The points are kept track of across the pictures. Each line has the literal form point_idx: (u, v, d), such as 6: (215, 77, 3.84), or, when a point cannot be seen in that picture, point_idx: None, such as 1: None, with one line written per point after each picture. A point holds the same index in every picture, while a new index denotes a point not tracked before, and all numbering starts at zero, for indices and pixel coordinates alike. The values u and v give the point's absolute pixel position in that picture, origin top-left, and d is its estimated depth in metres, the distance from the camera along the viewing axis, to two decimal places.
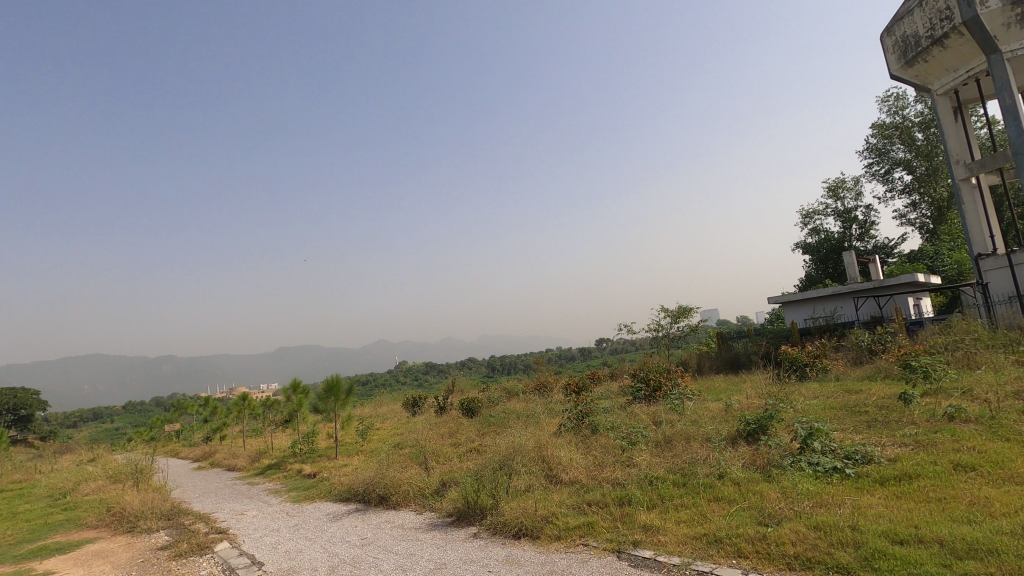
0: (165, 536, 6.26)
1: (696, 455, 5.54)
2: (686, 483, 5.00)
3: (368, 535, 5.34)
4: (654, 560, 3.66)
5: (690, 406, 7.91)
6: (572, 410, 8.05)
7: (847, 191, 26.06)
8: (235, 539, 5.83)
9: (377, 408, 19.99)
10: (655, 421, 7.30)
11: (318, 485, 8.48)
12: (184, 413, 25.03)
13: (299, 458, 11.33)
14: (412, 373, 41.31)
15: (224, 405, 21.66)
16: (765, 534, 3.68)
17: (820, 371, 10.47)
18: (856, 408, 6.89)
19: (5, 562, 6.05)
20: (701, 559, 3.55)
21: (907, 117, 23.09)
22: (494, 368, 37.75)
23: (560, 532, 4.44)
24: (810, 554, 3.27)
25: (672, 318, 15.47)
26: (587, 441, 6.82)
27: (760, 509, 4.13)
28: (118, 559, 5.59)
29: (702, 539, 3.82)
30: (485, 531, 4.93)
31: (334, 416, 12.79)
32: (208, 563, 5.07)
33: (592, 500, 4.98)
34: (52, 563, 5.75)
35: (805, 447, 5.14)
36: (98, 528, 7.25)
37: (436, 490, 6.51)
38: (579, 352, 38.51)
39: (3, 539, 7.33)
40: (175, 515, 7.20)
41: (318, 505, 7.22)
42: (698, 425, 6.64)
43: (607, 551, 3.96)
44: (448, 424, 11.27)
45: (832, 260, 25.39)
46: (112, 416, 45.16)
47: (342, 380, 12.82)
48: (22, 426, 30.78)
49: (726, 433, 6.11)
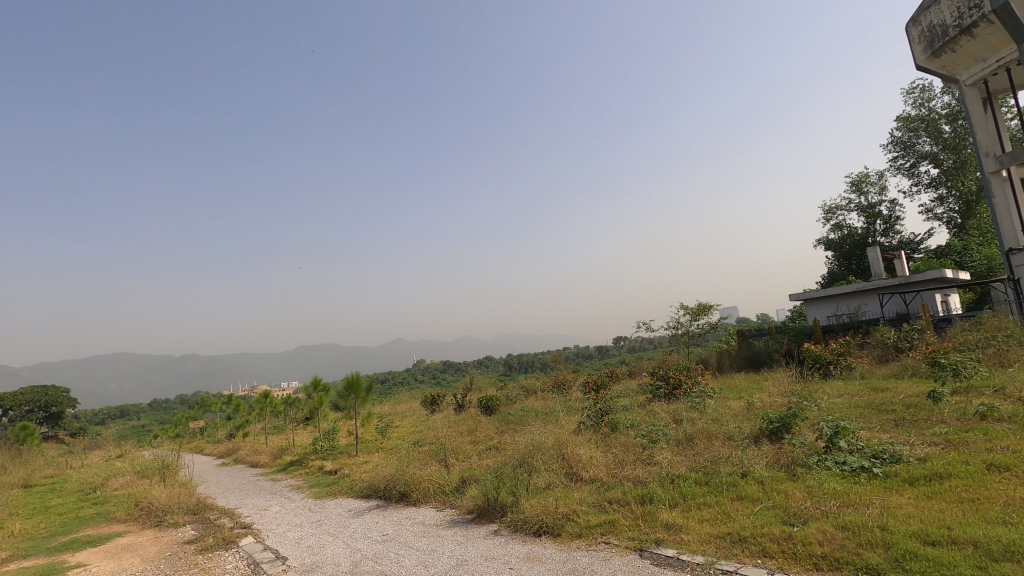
0: (191, 531, 6.39)
1: (718, 454, 5.47)
2: (708, 481, 4.95)
3: (389, 531, 5.39)
4: (678, 558, 3.62)
5: (711, 404, 7.82)
6: (592, 408, 8.01)
7: (872, 186, 25.54)
8: (259, 534, 5.91)
9: (396, 406, 20.12)
10: (676, 420, 7.22)
11: (339, 481, 8.59)
12: (207, 411, 25.47)
13: (320, 455, 11.48)
14: (430, 371, 41.50)
15: (247, 403, 21.99)
16: (791, 534, 3.62)
17: (844, 369, 10.27)
18: (883, 407, 6.75)
19: (38, 555, 6.22)
20: (725, 559, 3.51)
21: (934, 110, 22.52)
22: (512, 366, 37.70)
23: (582, 530, 4.42)
24: (839, 554, 3.21)
25: (692, 315, 15.27)
26: (606, 439, 6.77)
27: (785, 509, 4.06)
28: (146, 553, 5.72)
29: (727, 539, 3.77)
30: (505, 528, 4.94)
31: (355, 414, 12.92)
32: (233, 557, 5.15)
33: (613, 498, 4.95)
34: (83, 556, 5.90)
35: (831, 445, 5.05)
36: (127, 522, 7.43)
37: (457, 488, 6.53)
38: (598, 349, 38.33)
39: (36, 532, 7.54)
40: (201, 510, 7.34)
41: (340, 502, 7.28)
42: (720, 423, 6.56)
43: (629, 549, 3.93)
44: (467, 422, 11.31)
45: (856, 256, 24.90)
46: (138, 414, 46.02)
47: (362, 378, 12.89)
48: (53, 423, 31.59)
49: (748, 432, 6.03)
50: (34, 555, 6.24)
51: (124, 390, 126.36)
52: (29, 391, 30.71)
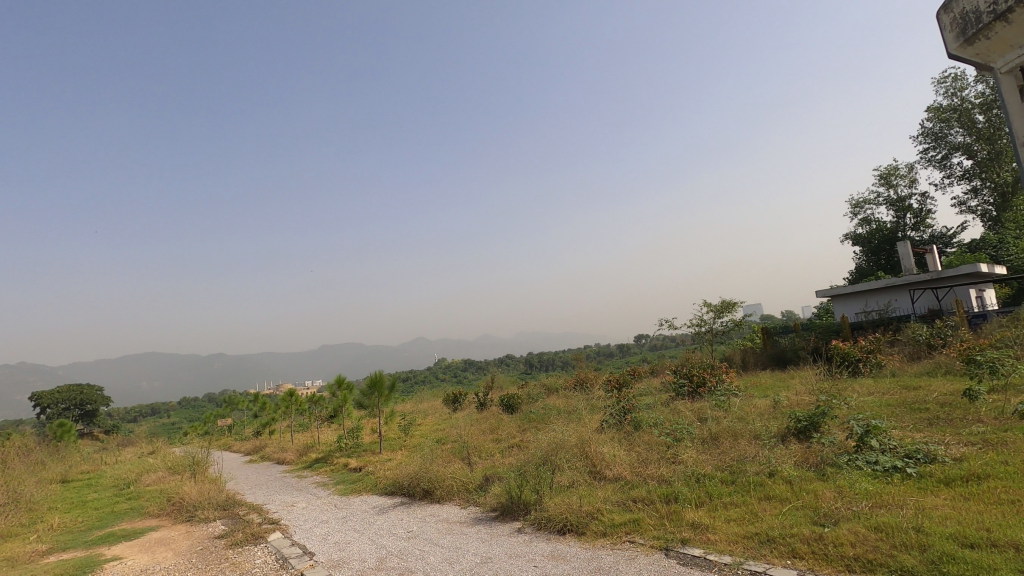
0: (221, 526, 6.53)
1: (744, 453, 5.39)
2: (735, 480, 4.88)
3: (413, 528, 5.43)
4: (705, 558, 3.58)
5: (736, 402, 7.70)
6: (614, 406, 7.97)
7: (901, 178, 24.88)
8: (286, 529, 6.01)
9: (418, 404, 20.29)
10: (700, 418, 7.13)
11: (364, 478, 8.69)
12: (234, 409, 26.02)
13: (345, 452, 11.63)
14: (452, 369, 41.77)
15: (273, 401, 22.39)
16: (821, 534, 3.55)
17: (874, 367, 10.03)
18: (916, 405, 6.58)
19: (76, 548, 6.44)
20: (754, 559, 3.46)
21: (966, 99, 21.82)
22: (533, 364, 37.73)
23: (606, 529, 4.40)
24: (872, 556, 3.14)
25: (715, 313, 15.06)
26: (630, 438, 6.71)
27: (815, 509, 3.98)
28: (179, 547, 5.86)
29: (754, 539, 3.71)
30: (529, 526, 4.94)
31: (378, 412, 13.05)
32: (262, 552, 5.25)
33: (637, 497, 4.92)
34: (119, 549, 6.08)
35: (862, 445, 4.93)
36: (159, 517, 7.63)
37: (480, 486, 6.55)
38: (619, 347, 38.12)
39: (74, 525, 7.79)
40: (230, 506, 7.50)
41: (364, 498, 7.38)
42: (746, 421, 6.46)
43: (655, 548, 3.90)
44: (489, 420, 11.37)
45: (885, 251, 24.29)
46: (169, 411, 47.34)
47: (385, 376, 13.00)
48: (88, 420, 32.65)
49: (775, 431, 5.92)
50: (72, 548, 6.45)
51: (155, 388, 129.88)
52: (66, 389, 31.73)
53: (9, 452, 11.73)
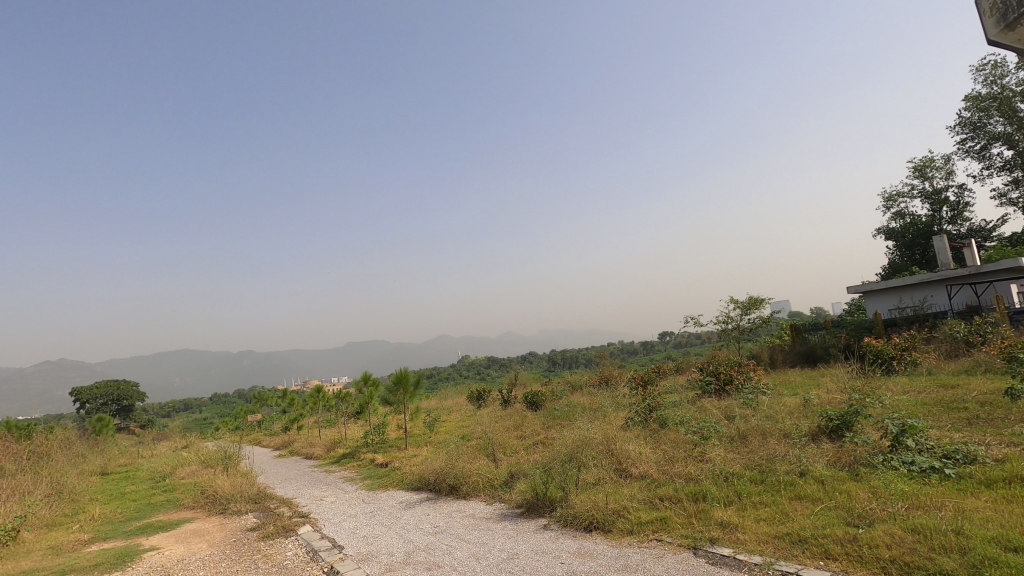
0: (253, 519, 6.69)
1: (774, 451, 5.29)
2: (764, 479, 4.81)
3: (440, 523, 5.48)
4: (734, 558, 3.53)
5: (765, 400, 7.58)
6: (640, 404, 7.91)
7: (937, 170, 24.06)
8: (316, 523, 6.13)
9: (442, 401, 20.42)
10: (728, 417, 7.04)
11: (390, 474, 8.81)
12: (264, 404, 26.56)
13: (371, 447, 11.79)
14: (475, 366, 41.92)
15: (301, 397, 22.79)
16: (856, 535, 3.47)
17: (909, 365, 9.74)
18: (954, 404, 6.38)
19: (117, 537, 6.67)
20: (785, 559, 3.40)
21: (1007, 87, 20.97)
22: (557, 361, 37.63)
23: (633, 527, 4.38)
24: (909, 558, 3.05)
25: (742, 310, 14.82)
26: (656, 436, 6.66)
27: (848, 510, 3.90)
28: (213, 539, 6.02)
29: (785, 539, 3.65)
30: (555, 523, 4.95)
31: (404, 408, 13.19)
32: (293, 544, 5.37)
33: (664, 495, 4.88)
34: (156, 540, 6.28)
35: (897, 445, 4.80)
36: (194, 509, 7.86)
37: (505, 482, 6.58)
38: (643, 345, 37.80)
39: (113, 516, 8.07)
40: (261, 499, 7.67)
41: (391, 493, 7.48)
42: (775, 420, 6.35)
43: (683, 547, 3.87)
44: (514, 417, 11.39)
45: (920, 246, 23.56)
46: (201, 407, 48.59)
47: (410, 373, 13.12)
48: (125, 415, 33.73)
49: (806, 430, 5.81)
50: (112, 538, 6.68)
51: (188, 385, 133.58)
52: (104, 386, 32.84)
53: (52, 444, 12.21)
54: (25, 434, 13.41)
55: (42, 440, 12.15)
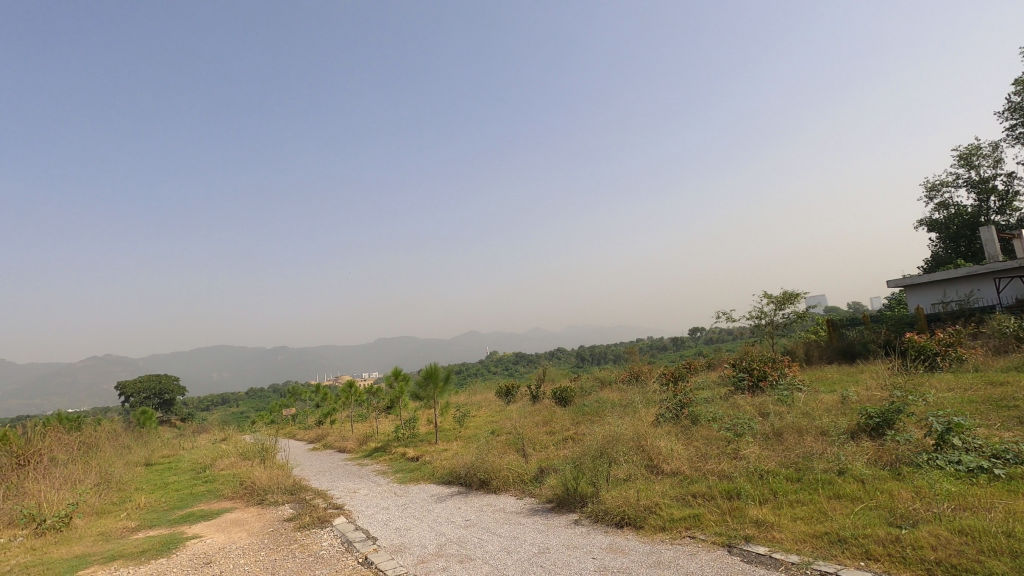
0: (289, 509, 6.88)
1: (811, 449, 5.16)
2: (801, 478, 4.70)
3: (471, 517, 5.54)
4: (770, 556, 3.47)
5: (801, 397, 7.40)
6: (671, 399, 7.83)
7: (984, 158, 23.01)
8: (350, 515, 6.25)
9: (472, 397, 20.57)
10: (762, 413, 6.90)
11: (422, 467, 8.92)
12: (298, 399, 27.19)
13: (402, 441, 11.97)
14: (503, 362, 42.05)
15: (334, 391, 23.24)
16: (898, 536, 3.36)
17: (954, 361, 9.37)
18: (1004, 402, 6.10)
19: (161, 525, 6.94)
20: (824, 559, 3.33)
21: None
22: (585, 358, 37.42)
23: (665, 523, 4.34)
24: (956, 560, 2.95)
25: (776, 304, 14.48)
26: (687, 432, 6.58)
27: (890, 509, 3.79)
28: (252, 528, 6.21)
29: (824, 538, 3.57)
30: (586, 518, 4.94)
31: (434, 402, 13.32)
32: (328, 535, 5.49)
33: (697, 492, 4.82)
34: (198, 528, 6.52)
35: (942, 444, 4.63)
36: (233, 499, 8.12)
37: (535, 477, 6.59)
38: (673, 341, 37.30)
39: (158, 505, 8.39)
40: (297, 490, 7.87)
41: (423, 487, 7.57)
42: (811, 417, 6.19)
43: (717, 544, 3.82)
44: (542, 412, 11.40)
45: (965, 237, 22.61)
46: (238, 401, 50.02)
47: (440, 368, 13.25)
48: (166, 409, 34.95)
49: (844, 428, 5.65)
50: (157, 526, 6.95)
51: (225, 379, 137.65)
52: (147, 380, 34.19)
53: (100, 435, 12.78)
54: (75, 426, 14.07)
55: (91, 431, 12.71)
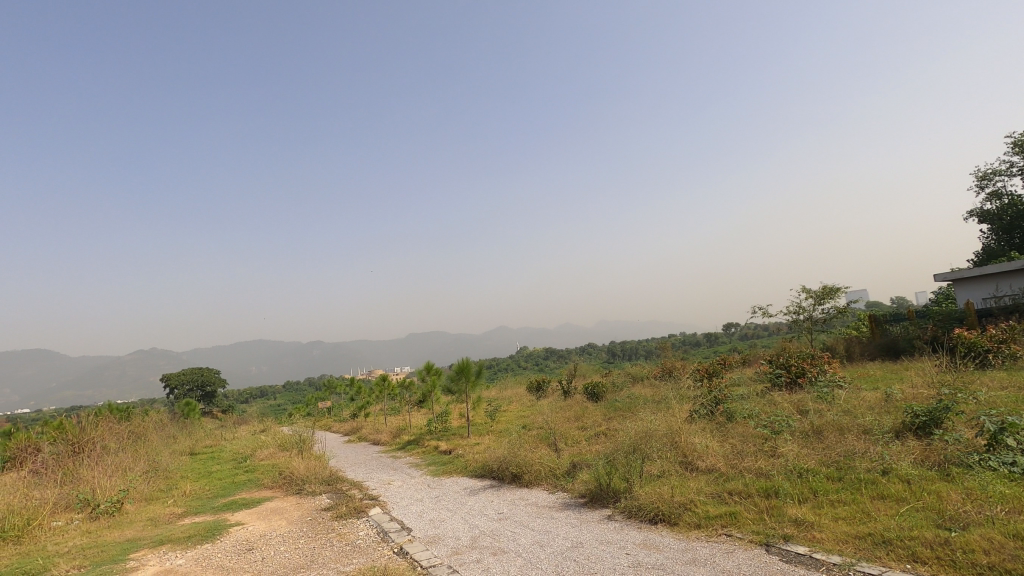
0: (326, 499, 7.05)
1: (853, 448, 5.00)
2: (842, 477, 4.57)
3: (504, 510, 5.57)
4: (810, 556, 3.39)
5: (842, 394, 7.17)
6: (706, 396, 7.70)
7: None
8: (385, 506, 6.37)
9: (502, 392, 20.66)
10: (801, 411, 6.73)
11: (454, 461, 9.01)
12: (333, 392, 27.79)
13: (434, 435, 12.11)
14: (533, 358, 42.02)
15: (368, 385, 23.66)
16: (947, 538, 3.24)
17: (1007, 358, 8.94)
18: None
19: (206, 512, 7.21)
20: (867, 560, 3.23)
21: None
22: (616, 354, 37.10)
23: (700, 521, 4.29)
24: (1009, 565, 2.82)
25: (815, 299, 14.06)
26: (722, 429, 6.47)
27: (939, 511, 3.65)
28: (291, 517, 6.40)
29: (867, 539, 3.47)
30: (619, 514, 4.91)
31: (466, 396, 13.43)
32: (364, 525, 5.61)
33: (733, 489, 4.73)
34: (240, 516, 6.75)
35: (995, 445, 4.42)
36: (273, 488, 8.37)
37: (568, 472, 6.58)
38: (706, 336, 36.64)
39: (202, 493, 8.72)
40: (334, 481, 8.06)
41: (455, 480, 7.66)
42: (853, 415, 6.00)
43: (754, 543, 3.76)
44: (574, 407, 11.37)
45: (1020, 228, 21.46)
46: (275, 394, 51.51)
47: (472, 362, 13.33)
48: (208, 401, 36.23)
49: (888, 426, 5.46)
50: (202, 512, 7.22)
51: (263, 373, 141.77)
52: (190, 372, 35.48)
53: (147, 425, 13.35)
54: (125, 416, 14.74)
55: (139, 421, 13.29)
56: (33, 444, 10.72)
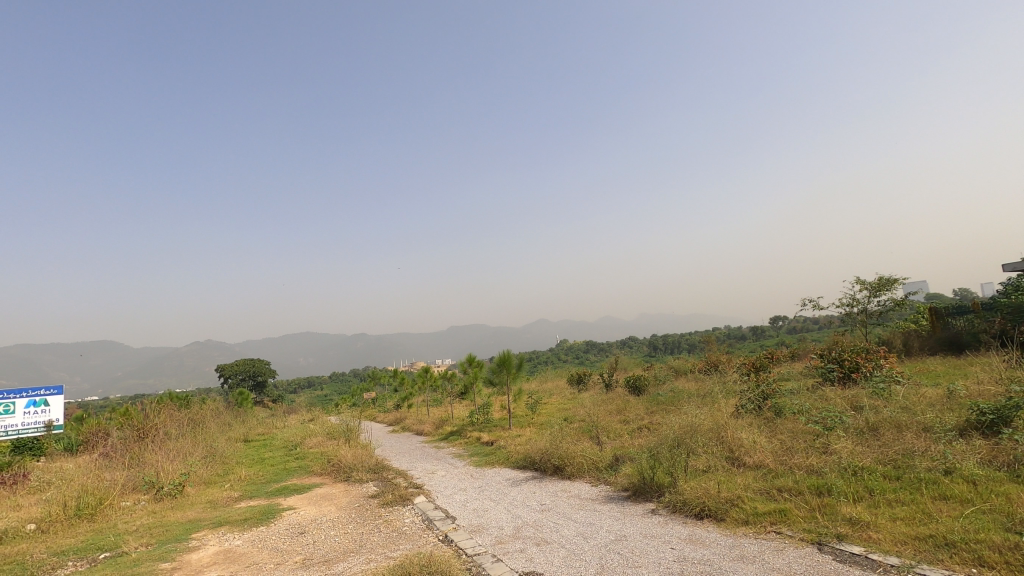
0: (373, 487, 7.26)
1: (912, 446, 4.78)
2: (901, 477, 4.38)
3: (547, 501, 5.60)
4: (866, 557, 3.27)
5: (901, 391, 6.85)
6: (753, 390, 7.50)
7: None
8: (429, 494, 6.51)
9: (543, 384, 20.67)
10: (855, 406, 6.48)
11: (496, 452, 9.10)
12: (377, 383, 28.45)
13: (477, 426, 12.25)
14: (574, 351, 41.79)
15: (411, 376, 24.12)
16: (1017, 543, 3.06)
17: None
18: None
19: (261, 496, 7.55)
20: (927, 563, 3.10)
21: None
22: (658, 347, 36.51)
23: (748, 517, 4.19)
24: None
25: (870, 291, 13.45)
26: (771, 425, 6.29)
27: (1008, 514, 3.45)
28: (340, 503, 6.62)
29: (928, 541, 3.32)
30: (664, 508, 4.87)
31: (507, 388, 13.50)
32: (409, 513, 5.75)
33: (783, 486, 4.60)
34: (292, 501, 7.03)
35: None
36: (322, 475, 8.67)
37: (610, 465, 6.54)
38: (753, 329, 35.58)
39: (256, 478, 9.12)
40: (380, 469, 8.28)
41: (498, 470, 7.74)
42: (912, 412, 5.71)
43: (805, 542, 3.65)
44: (616, 401, 11.28)
45: None
46: (322, 385, 53.16)
47: (513, 355, 13.38)
48: (260, 391, 37.74)
49: (950, 423, 5.19)
50: (256, 497, 7.56)
51: (310, 364, 146.51)
52: (242, 363, 36.89)
53: (205, 413, 14.01)
54: (184, 404, 15.53)
55: (197, 410, 13.97)
56: (103, 428, 11.44)
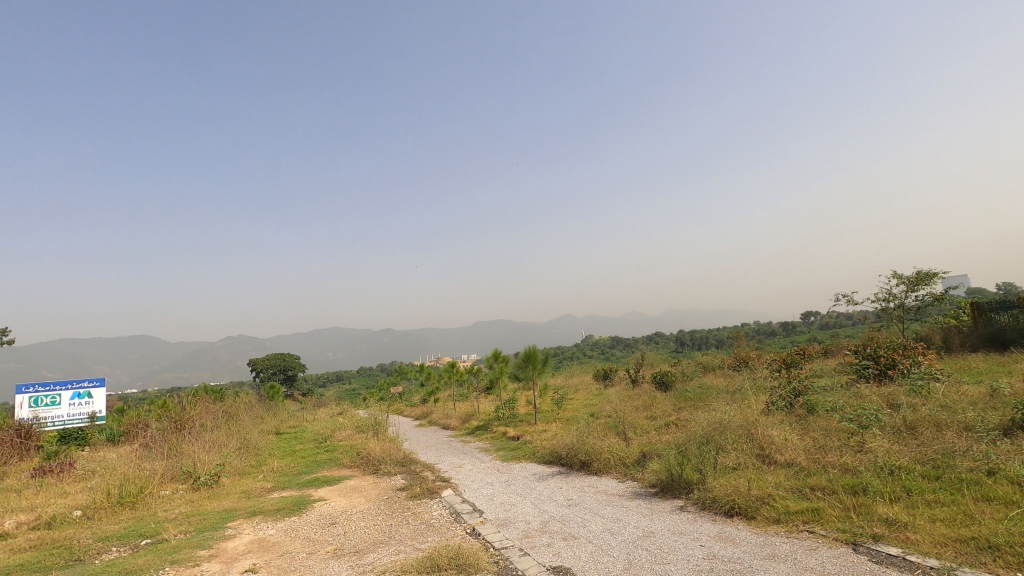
0: (401, 480, 7.36)
1: (953, 445, 4.63)
2: (940, 477, 4.25)
3: (573, 497, 5.60)
4: (903, 558, 3.19)
5: (940, 388, 6.64)
6: (785, 386, 7.36)
7: None
8: (457, 488, 6.57)
9: (569, 380, 20.63)
10: (892, 404, 6.30)
11: (523, 447, 9.13)
12: (404, 378, 28.81)
13: (503, 421, 12.31)
14: (600, 346, 41.54)
15: (437, 371, 24.35)
16: None
17: None
18: None
19: (293, 487, 7.73)
20: (968, 566, 3.00)
21: None
22: (686, 343, 36.03)
23: (780, 515, 4.12)
24: None
25: (908, 285, 13.03)
26: (803, 422, 6.16)
27: None
28: (369, 495, 6.74)
29: (970, 543, 3.21)
30: (692, 505, 4.82)
31: (533, 383, 13.52)
32: (437, 505, 5.82)
33: (817, 485, 4.51)
34: (323, 492, 7.18)
35: None
36: (352, 467, 8.84)
37: (638, 461, 6.51)
38: (784, 325, 34.81)
39: (288, 469, 9.35)
40: (408, 463, 8.40)
41: (524, 465, 7.77)
42: (952, 411, 5.52)
43: (839, 542, 3.57)
44: (643, 397, 11.21)
45: None
46: (350, 379, 54.12)
47: (539, 350, 13.37)
48: (291, 384, 38.66)
49: (994, 422, 5.01)
50: (288, 487, 7.74)
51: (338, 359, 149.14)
52: (274, 357, 37.85)
53: (239, 406, 14.41)
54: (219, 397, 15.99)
55: (231, 403, 14.36)
56: (143, 420, 11.86)
